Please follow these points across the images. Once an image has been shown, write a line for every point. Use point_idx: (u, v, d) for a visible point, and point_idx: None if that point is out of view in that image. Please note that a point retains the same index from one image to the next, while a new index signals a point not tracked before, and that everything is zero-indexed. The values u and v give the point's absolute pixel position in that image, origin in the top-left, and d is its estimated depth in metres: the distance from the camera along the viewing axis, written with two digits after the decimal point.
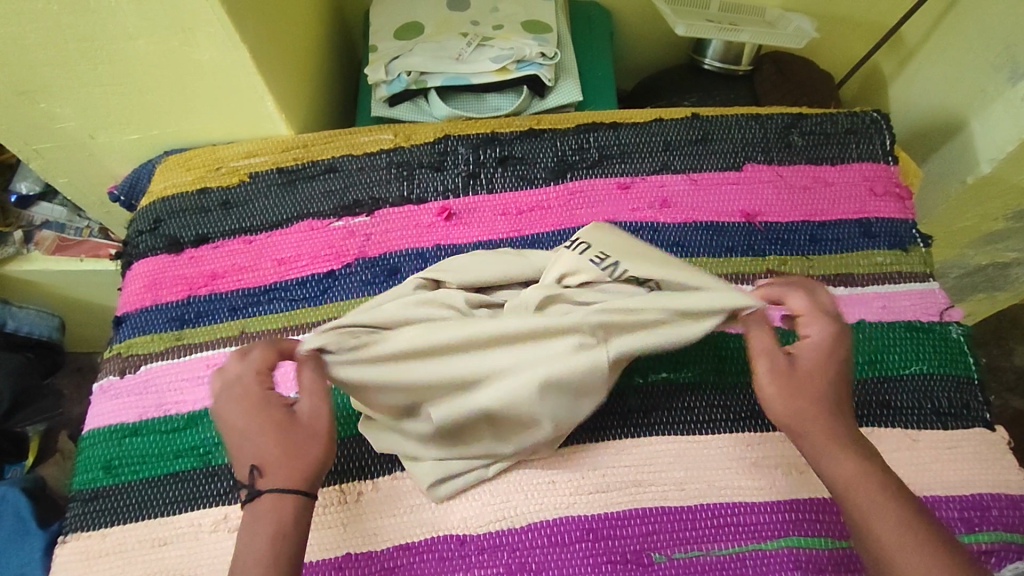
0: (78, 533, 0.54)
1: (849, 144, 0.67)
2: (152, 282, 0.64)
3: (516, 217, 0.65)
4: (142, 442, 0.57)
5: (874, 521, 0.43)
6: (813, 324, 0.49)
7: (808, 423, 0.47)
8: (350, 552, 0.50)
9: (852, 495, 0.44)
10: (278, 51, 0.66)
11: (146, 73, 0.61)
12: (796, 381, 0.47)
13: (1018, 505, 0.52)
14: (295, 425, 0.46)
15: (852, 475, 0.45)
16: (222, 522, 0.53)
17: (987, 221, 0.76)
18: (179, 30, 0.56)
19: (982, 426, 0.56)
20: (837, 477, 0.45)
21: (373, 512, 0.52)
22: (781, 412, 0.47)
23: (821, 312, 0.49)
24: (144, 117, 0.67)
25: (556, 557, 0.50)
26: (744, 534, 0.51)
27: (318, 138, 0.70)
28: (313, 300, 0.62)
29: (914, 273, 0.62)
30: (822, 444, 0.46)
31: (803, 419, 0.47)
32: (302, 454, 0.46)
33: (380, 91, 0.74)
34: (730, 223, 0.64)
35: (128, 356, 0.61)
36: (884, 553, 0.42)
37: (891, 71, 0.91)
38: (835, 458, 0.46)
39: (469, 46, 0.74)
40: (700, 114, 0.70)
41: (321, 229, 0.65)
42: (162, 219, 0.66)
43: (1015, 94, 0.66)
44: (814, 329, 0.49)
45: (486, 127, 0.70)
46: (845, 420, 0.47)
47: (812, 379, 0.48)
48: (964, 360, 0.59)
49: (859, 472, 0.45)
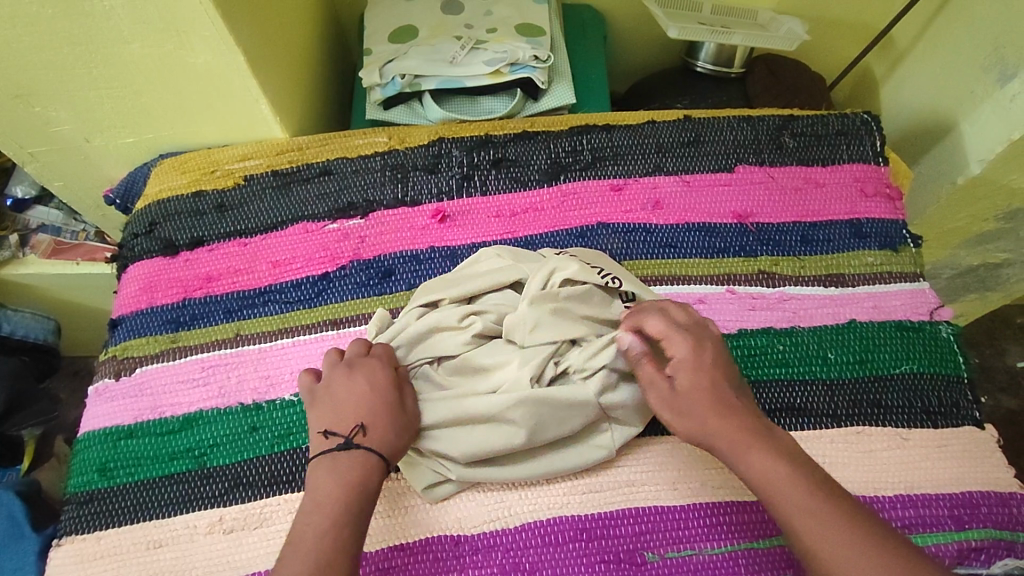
0: (72, 536, 0.54)
1: (840, 146, 0.68)
2: (148, 284, 0.64)
3: (510, 219, 0.65)
4: (138, 444, 0.57)
5: (790, 515, 0.43)
6: (674, 340, 0.50)
7: (705, 431, 0.47)
8: None
9: (767, 489, 0.44)
10: (273, 54, 0.66)
11: (141, 76, 0.61)
12: (678, 401, 0.48)
13: (1008, 503, 0.53)
14: (399, 411, 0.50)
15: (764, 471, 0.45)
16: (217, 524, 0.53)
17: (977, 221, 0.77)
18: (173, 34, 0.57)
19: (971, 425, 0.56)
20: (752, 474, 0.45)
21: None
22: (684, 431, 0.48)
23: (677, 329, 0.50)
24: (140, 120, 0.68)
25: (549, 557, 0.50)
26: (730, 532, 0.51)
27: (313, 141, 0.70)
28: (308, 302, 0.62)
29: (904, 273, 0.62)
30: (735, 443, 0.46)
31: (706, 429, 0.47)
32: (401, 435, 0.49)
33: (375, 94, 0.75)
34: (722, 224, 0.64)
35: (123, 358, 0.61)
36: (802, 546, 0.42)
37: (882, 73, 0.92)
38: (747, 457, 0.46)
39: (463, 49, 0.74)
40: (692, 116, 0.70)
41: (316, 232, 0.65)
42: (157, 222, 0.66)
43: (1003, 95, 0.67)
44: (675, 345, 0.50)
45: (480, 130, 0.70)
46: (747, 415, 0.48)
47: (688, 390, 0.48)
48: (954, 359, 0.59)
49: (767, 468, 0.45)
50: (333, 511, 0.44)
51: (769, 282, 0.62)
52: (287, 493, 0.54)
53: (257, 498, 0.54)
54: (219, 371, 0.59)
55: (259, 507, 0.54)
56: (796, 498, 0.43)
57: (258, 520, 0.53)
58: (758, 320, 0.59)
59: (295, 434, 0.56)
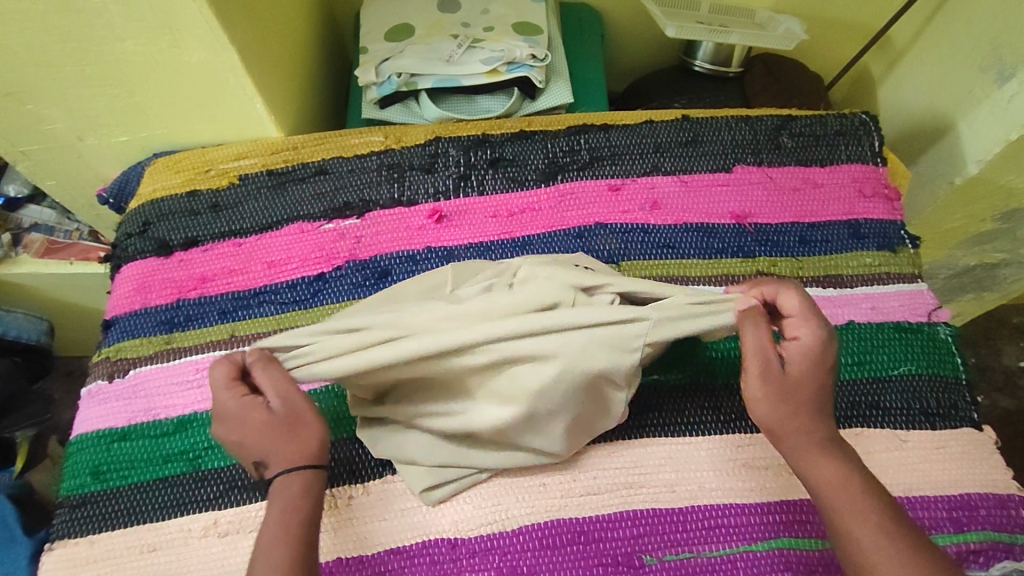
0: (65, 540, 0.53)
1: (838, 146, 0.68)
2: (141, 285, 0.63)
3: (507, 219, 0.65)
4: (131, 447, 0.56)
5: (855, 530, 0.43)
6: (802, 326, 0.48)
7: (791, 430, 0.46)
8: (340, 557, 0.50)
9: (834, 499, 0.44)
10: (268, 52, 0.66)
11: (135, 74, 0.60)
12: (785, 385, 0.46)
13: (1006, 505, 0.53)
14: (317, 435, 0.48)
15: (836, 479, 0.45)
16: (211, 527, 0.53)
17: (975, 221, 0.77)
18: (167, 32, 0.56)
19: (970, 426, 0.56)
20: (820, 482, 0.45)
21: (364, 516, 0.51)
22: (769, 419, 0.47)
23: (814, 316, 0.49)
24: (133, 118, 0.67)
25: (547, 560, 0.50)
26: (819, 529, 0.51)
27: (308, 140, 0.70)
28: (303, 302, 0.62)
29: (903, 274, 0.62)
30: (807, 450, 0.46)
31: (788, 427, 0.46)
32: (302, 451, 0.47)
33: (371, 93, 0.74)
34: (719, 224, 0.64)
35: (116, 360, 0.60)
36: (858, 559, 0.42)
37: (880, 72, 0.92)
38: (817, 463, 0.46)
39: (460, 48, 0.73)
40: (690, 116, 0.70)
41: (312, 232, 0.64)
42: (151, 222, 0.66)
43: (1001, 96, 0.67)
44: (805, 330, 0.48)
45: (477, 129, 0.70)
46: (828, 423, 0.47)
47: (800, 379, 0.47)
48: (952, 360, 0.59)
49: (841, 480, 0.45)
50: (280, 523, 0.45)
51: None
52: None
53: (252, 501, 0.53)
54: None
55: (254, 510, 0.53)
56: (863, 511, 0.43)
57: (253, 524, 0.53)
58: None
59: None
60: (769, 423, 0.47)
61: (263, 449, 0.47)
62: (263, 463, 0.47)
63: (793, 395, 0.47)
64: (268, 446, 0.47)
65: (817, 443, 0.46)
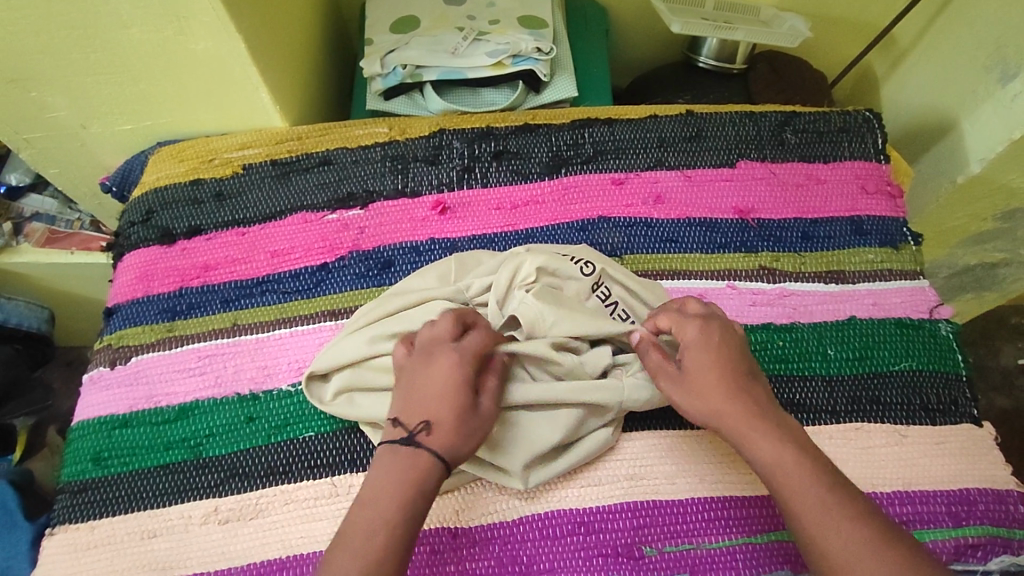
0: (66, 525, 0.53)
1: (841, 143, 0.68)
2: (144, 273, 0.63)
3: (510, 211, 0.65)
4: (133, 433, 0.56)
5: (805, 509, 0.42)
6: (687, 324, 0.50)
7: (718, 416, 0.46)
8: None
9: (780, 481, 0.44)
10: (273, 42, 0.65)
11: (139, 61, 0.60)
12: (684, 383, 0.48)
13: (1005, 500, 0.53)
14: (470, 414, 0.47)
15: (774, 457, 0.44)
16: (212, 514, 0.53)
17: (976, 221, 0.77)
18: (172, 19, 0.56)
19: (969, 422, 0.56)
20: (763, 463, 0.45)
21: None
22: (696, 413, 0.47)
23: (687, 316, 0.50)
24: (137, 106, 0.67)
25: (548, 550, 0.50)
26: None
27: (312, 131, 0.70)
28: (306, 292, 0.62)
29: (904, 270, 0.62)
30: (746, 430, 0.46)
31: (719, 412, 0.46)
32: (464, 444, 0.46)
33: (375, 85, 0.74)
34: (722, 219, 0.64)
35: (119, 347, 0.60)
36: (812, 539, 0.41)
37: (883, 71, 0.92)
38: (758, 445, 0.45)
39: (465, 40, 0.73)
40: (694, 111, 0.70)
41: (315, 222, 0.64)
42: (155, 210, 0.66)
43: (1004, 95, 0.67)
44: (688, 327, 0.49)
45: (481, 122, 0.70)
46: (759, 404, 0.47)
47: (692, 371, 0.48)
48: (953, 357, 0.59)
49: (782, 462, 0.44)
50: (412, 496, 0.43)
51: (769, 277, 0.61)
52: (283, 484, 0.54)
53: (253, 488, 0.54)
54: (215, 361, 0.59)
55: (255, 498, 0.53)
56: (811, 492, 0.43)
57: (254, 511, 0.53)
58: (757, 315, 0.59)
59: (292, 424, 0.56)
60: (706, 419, 0.47)
61: (440, 420, 0.45)
62: (430, 425, 0.45)
63: (706, 383, 0.47)
64: (444, 420, 0.46)
65: (756, 428, 0.46)
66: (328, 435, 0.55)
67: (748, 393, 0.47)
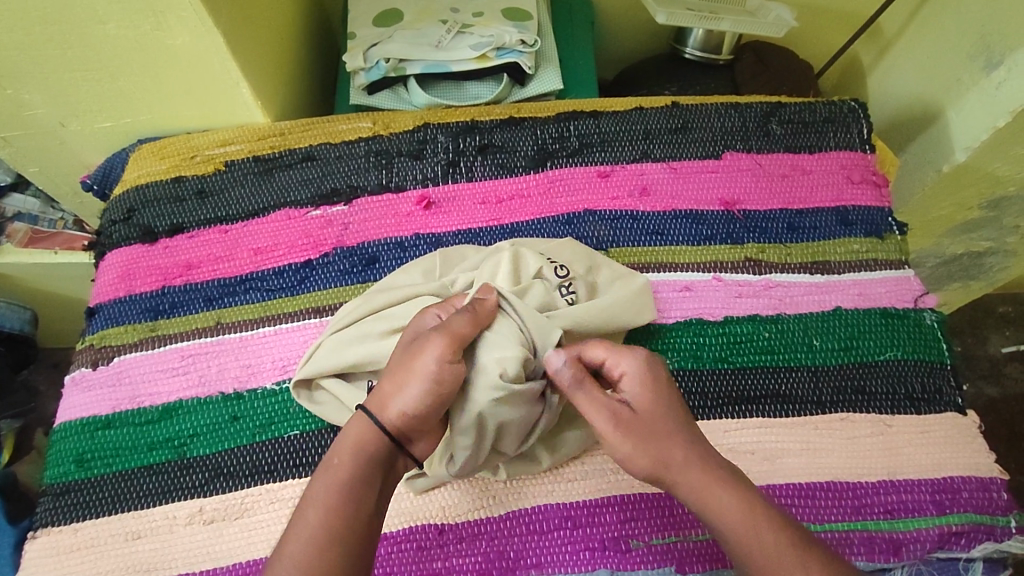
0: (48, 528, 0.53)
1: (827, 133, 0.68)
2: (126, 272, 0.62)
3: (495, 205, 0.64)
4: (116, 434, 0.56)
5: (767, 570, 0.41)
6: (620, 360, 0.48)
7: (664, 468, 0.45)
8: None
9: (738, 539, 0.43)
10: (254, 37, 0.65)
11: (117, 57, 0.59)
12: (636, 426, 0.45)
13: (989, 488, 0.53)
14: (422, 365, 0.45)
15: (736, 514, 0.43)
16: (197, 514, 0.52)
17: (962, 210, 0.77)
18: (149, 13, 0.55)
19: (954, 411, 0.56)
20: (722, 520, 0.43)
21: None
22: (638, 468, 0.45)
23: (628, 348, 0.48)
24: (117, 103, 0.66)
25: (534, 545, 0.50)
26: (846, 513, 0.51)
27: (295, 126, 0.69)
28: (290, 289, 0.61)
29: (890, 260, 0.63)
30: (697, 483, 0.44)
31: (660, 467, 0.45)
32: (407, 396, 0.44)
33: (358, 79, 0.73)
34: (708, 211, 0.64)
35: (101, 347, 0.59)
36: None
37: (869, 60, 0.92)
38: (710, 500, 0.44)
39: (449, 33, 0.73)
40: (680, 103, 0.70)
41: (298, 219, 0.64)
42: (136, 208, 0.65)
43: (988, 83, 0.67)
44: (623, 363, 0.48)
45: (466, 115, 0.69)
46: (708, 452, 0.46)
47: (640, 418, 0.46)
48: (937, 345, 0.59)
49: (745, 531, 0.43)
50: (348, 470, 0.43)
51: (756, 269, 0.61)
52: (269, 482, 0.53)
53: (238, 488, 0.53)
54: (198, 361, 0.58)
55: (241, 497, 0.53)
56: (766, 549, 0.42)
57: (240, 510, 0.52)
58: (743, 306, 0.59)
59: (277, 423, 0.55)
60: (650, 472, 0.45)
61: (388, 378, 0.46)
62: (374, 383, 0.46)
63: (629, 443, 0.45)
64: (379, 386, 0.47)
65: (711, 496, 0.44)
66: (312, 433, 0.55)
67: (700, 445, 0.46)
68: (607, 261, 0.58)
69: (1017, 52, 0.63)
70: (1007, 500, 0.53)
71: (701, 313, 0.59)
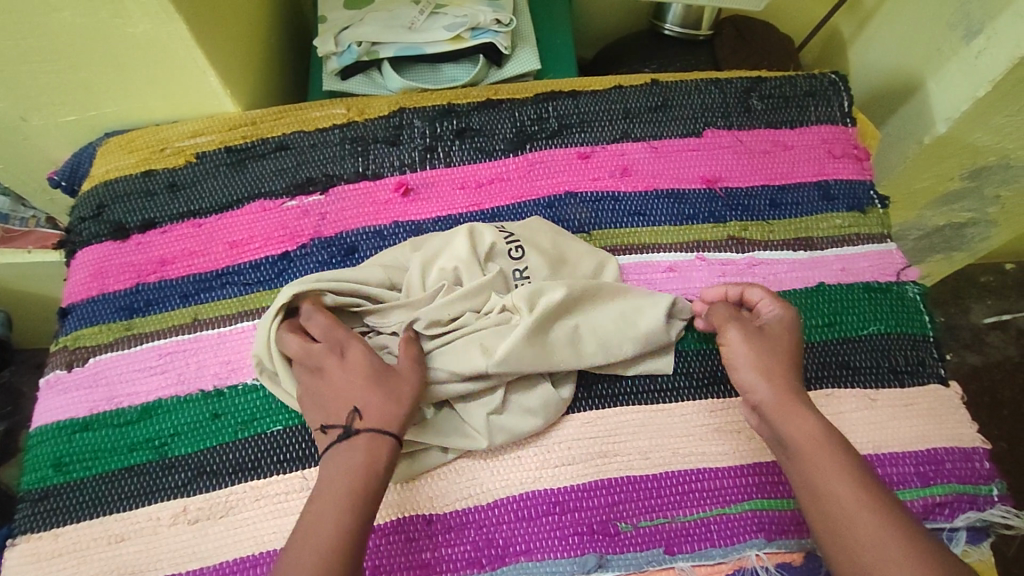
0: (28, 534, 0.52)
1: (809, 107, 0.67)
2: (99, 270, 0.61)
3: (475, 190, 0.63)
4: (95, 437, 0.55)
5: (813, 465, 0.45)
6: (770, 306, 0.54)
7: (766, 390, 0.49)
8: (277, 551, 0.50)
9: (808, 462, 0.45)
10: (220, 23, 0.62)
11: (76, 46, 0.57)
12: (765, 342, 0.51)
13: (971, 458, 0.54)
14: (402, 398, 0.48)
15: (811, 438, 0.46)
16: (181, 515, 0.52)
17: (943, 181, 0.77)
18: (108, 1, 0.53)
19: (936, 382, 0.57)
20: (797, 441, 0.46)
21: None
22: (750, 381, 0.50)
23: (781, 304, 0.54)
24: (81, 96, 0.63)
25: (522, 531, 0.50)
26: None
27: (267, 114, 0.67)
28: (268, 283, 0.60)
29: (872, 234, 0.62)
30: (787, 407, 0.48)
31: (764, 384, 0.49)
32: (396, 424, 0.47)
33: (331, 64, 0.71)
34: (690, 189, 0.63)
35: (75, 348, 0.58)
36: (837, 520, 0.43)
37: (850, 32, 0.91)
38: (794, 421, 0.47)
39: (422, 14, 0.70)
40: (660, 80, 0.68)
41: (274, 210, 0.62)
42: (106, 204, 0.63)
43: (968, 53, 0.66)
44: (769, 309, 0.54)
45: (442, 98, 0.67)
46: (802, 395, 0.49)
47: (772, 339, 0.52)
48: (920, 318, 0.59)
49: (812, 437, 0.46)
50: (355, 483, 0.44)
51: (739, 247, 0.61)
52: (253, 479, 0.53)
53: (222, 486, 0.52)
54: (177, 359, 0.57)
55: (225, 495, 0.52)
56: (818, 446, 0.46)
57: (224, 509, 0.52)
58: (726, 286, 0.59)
59: (259, 419, 0.55)
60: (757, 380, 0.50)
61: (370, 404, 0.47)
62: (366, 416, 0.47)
63: (767, 361, 0.50)
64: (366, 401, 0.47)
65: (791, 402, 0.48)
66: (295, 428, 0.54)
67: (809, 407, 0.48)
68: (574, 240, 0.58)
69: (997, 20, 0.63)
70: (989, 470, 0.54)
71: (685, 294, 0.59)
